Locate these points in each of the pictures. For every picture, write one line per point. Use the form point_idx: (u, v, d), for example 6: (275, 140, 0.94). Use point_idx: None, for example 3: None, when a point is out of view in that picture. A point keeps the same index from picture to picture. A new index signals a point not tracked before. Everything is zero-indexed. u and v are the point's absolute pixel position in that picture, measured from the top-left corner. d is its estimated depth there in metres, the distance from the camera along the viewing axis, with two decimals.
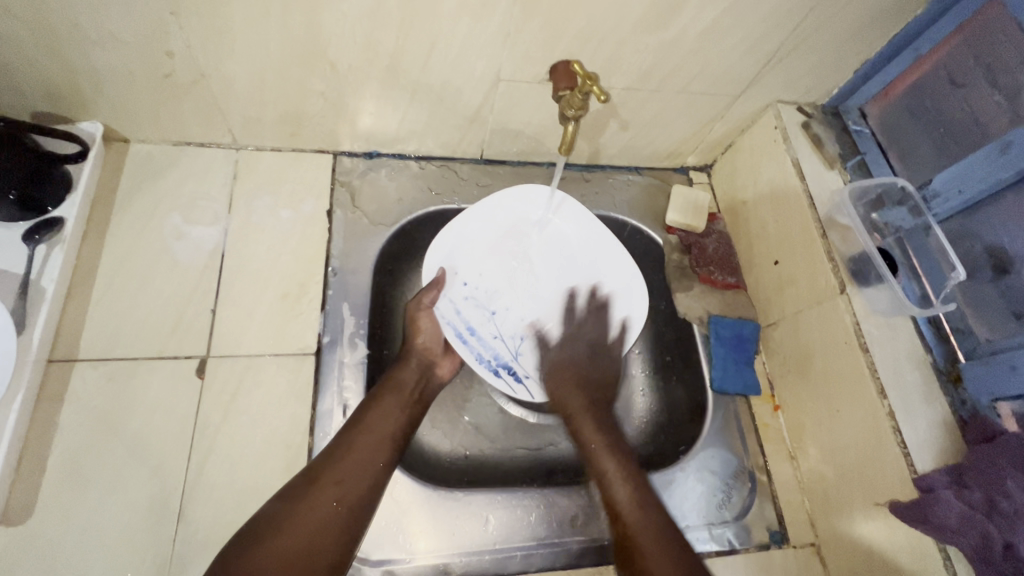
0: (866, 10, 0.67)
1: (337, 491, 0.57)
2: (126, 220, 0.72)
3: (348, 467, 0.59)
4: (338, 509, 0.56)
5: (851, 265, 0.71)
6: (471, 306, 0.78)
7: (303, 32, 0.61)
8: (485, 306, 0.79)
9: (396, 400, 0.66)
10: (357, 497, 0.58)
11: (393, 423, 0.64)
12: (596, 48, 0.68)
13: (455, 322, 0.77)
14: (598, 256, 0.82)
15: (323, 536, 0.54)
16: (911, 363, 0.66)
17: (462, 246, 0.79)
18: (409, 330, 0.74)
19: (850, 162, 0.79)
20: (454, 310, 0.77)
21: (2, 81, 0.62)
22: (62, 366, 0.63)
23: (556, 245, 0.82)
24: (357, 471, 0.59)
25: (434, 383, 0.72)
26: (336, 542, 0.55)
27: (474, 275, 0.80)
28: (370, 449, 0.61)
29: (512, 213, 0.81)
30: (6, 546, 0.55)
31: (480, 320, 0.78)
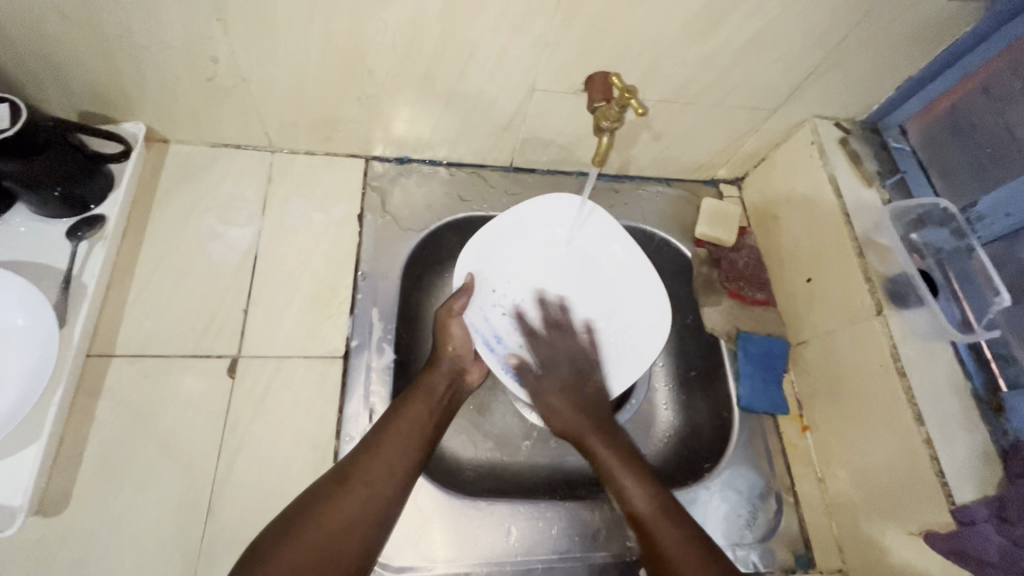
0: (912, 27, 0.65)
1: (367, 491, 0.58)
2: (164, 219, 0.74)
3: (377, 469, 0.59)
4: (366, 510, 0.57)
5: (890, 286, 0.69)
6: (498, 315, 0.78)
7: (344, 40, 0.62)
8: (512, 316, 0.79)
9: (423, 405, 0.66)
10: (384, 499, 0.58)
11: (420, 428, 0.64)
12: (633, 60, 0.67)
13: (483, 331, 0.77)
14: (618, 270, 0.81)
15: (350, 537, 0.55)
16: (951, 389, 0.64)
17: (491, 255, 0.79)
18: (439, 336, 0.74)
19: (889, 179, 0.77)
20: (482, 318, 0.77)
21: (53, 81, 0.64)
22: (99, 361, 0.64)
23: (585, 257, 0.82)
24: (386, 473, 0.59)
25: (460, 390, 0.72)
26: (361, 543, 0.55)
27: (503, 284, 0.80)
28: (399, 452, 0.61)
29: (542, 224, 0.81)
30: (43, 536, 0.56)
31: (508, 329, 0.78)
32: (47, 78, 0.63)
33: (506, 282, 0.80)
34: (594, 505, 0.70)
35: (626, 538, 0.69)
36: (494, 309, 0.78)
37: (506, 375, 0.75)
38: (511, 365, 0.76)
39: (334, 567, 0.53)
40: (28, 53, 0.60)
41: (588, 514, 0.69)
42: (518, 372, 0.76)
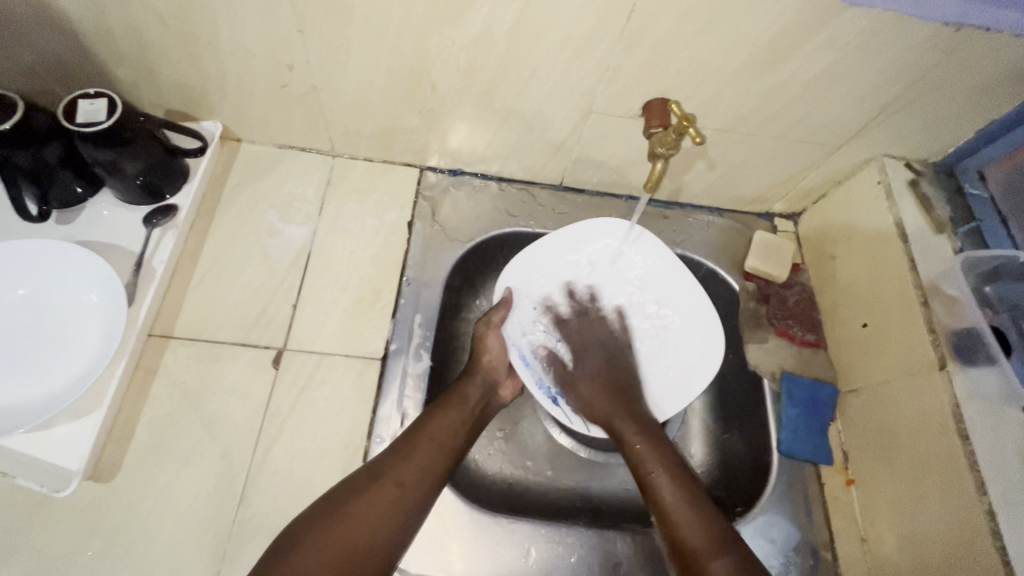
0: (999, 71, 0.62)
1: (398, 491, 0.58)
2: (229, 213, 0.78)
3: (410, 470, 0.60)
4: (396, 509, 0.57)
5: (955, 340, 0.64)
6: (538, 329, 0.78)
7: (412, 56, 0.64)
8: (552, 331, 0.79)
9: (457, 413, 0.67)
10: (414, 502, 0.58)
11: (454, 435, 0.65)
12: (694, 89, 0.67)
13: (520, 345, 0.77)
14: (666, 295, 0.80)
15: (378, 533, 0.55)
16: (1021, 459, 0.58)
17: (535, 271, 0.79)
18: (476, 347, 0.74)
19: (962, 228, 0.72)
20: (520, 333, 0.78)
21: (148, 81, 0.70)
22: (159, 341, 0.69)
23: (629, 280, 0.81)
24: (418, 475, 0.60)
25: (493, 403, 0.72)
26: (386, 544, 0.55)
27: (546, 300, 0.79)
28: (432, 456, 0.62)
29: (584, 243, 0.80)
30: (92, 501, 0.60)
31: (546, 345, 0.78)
32: (142, 77, 0.69)
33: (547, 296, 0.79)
34: (618, 534, 0.68)
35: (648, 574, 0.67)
36: (532, 323, 0.78)
37: (539, 391, 0.75)
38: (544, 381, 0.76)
39: (358, 564, 0.53)
40: (128, 53, 0.65)
41: (611, 544, 0.68)
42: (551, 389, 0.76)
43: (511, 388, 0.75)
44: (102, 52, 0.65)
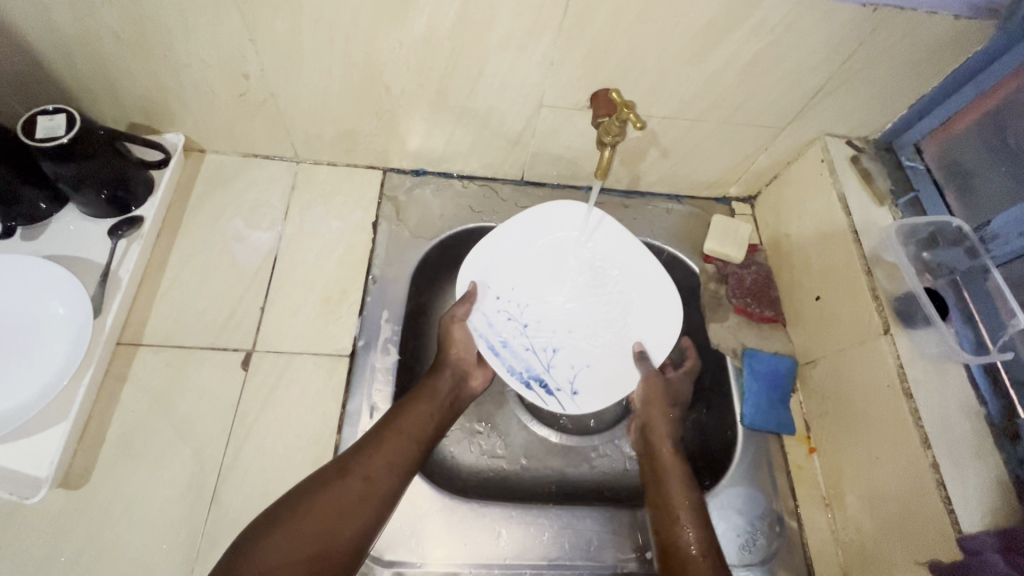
0: (922, 47, 0.65)
1: (364, 485, 0.59)
2: (195, 221, 0.80)
3: (375, 462, 0.61)
4: (360, 503, 0.58)
5: (897, 305, 0.67)
6: (503, 319, 0.79)
7: (363, 59, 0.66)
8: (517, 319, 0.80)
9: (427, 406, 0.68)
10: (378, 496, 0.60)
11: (422, 427, 0.66)
12: (636, 79, 0.70)
13: (487, 335, 0.78)
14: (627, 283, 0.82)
15: (342, 526, 0.57)
16: (963, 414, 0.61)
17: (494, 268, 0.81)
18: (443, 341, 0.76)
19: (903, 198, 0.76)
20: (486, 324, 0.78)
21: (109, 97, 0.71)
22: (128, 348, 0.70)
23: (596, 258, 0.83)
24: (383, 467, 0.61)
25: (464, 394, 0.74)
26: (353, 532, 0.57)
27: (508, 289, 0.81)
28: (399, 449, 0.63)
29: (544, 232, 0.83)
30: (64, 507, 0.61)
31: (513, 332, 0.79)
32: (102, 93, 0.71)
33: (510, 289, 0.81)
34: (587, 513, 0.70)
35: (618, 551, 0.68)
36: (498, 314, 0.79)
37: (512, 378, 0.75)
38: (516, 367, 0.77)
39: (324, 555, 0.55)
40: (86, 70, 0.67)
41: (581, 523, 0.69)
42: (523, 375, 0.76)
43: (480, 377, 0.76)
44: (60, 70, 0.67)
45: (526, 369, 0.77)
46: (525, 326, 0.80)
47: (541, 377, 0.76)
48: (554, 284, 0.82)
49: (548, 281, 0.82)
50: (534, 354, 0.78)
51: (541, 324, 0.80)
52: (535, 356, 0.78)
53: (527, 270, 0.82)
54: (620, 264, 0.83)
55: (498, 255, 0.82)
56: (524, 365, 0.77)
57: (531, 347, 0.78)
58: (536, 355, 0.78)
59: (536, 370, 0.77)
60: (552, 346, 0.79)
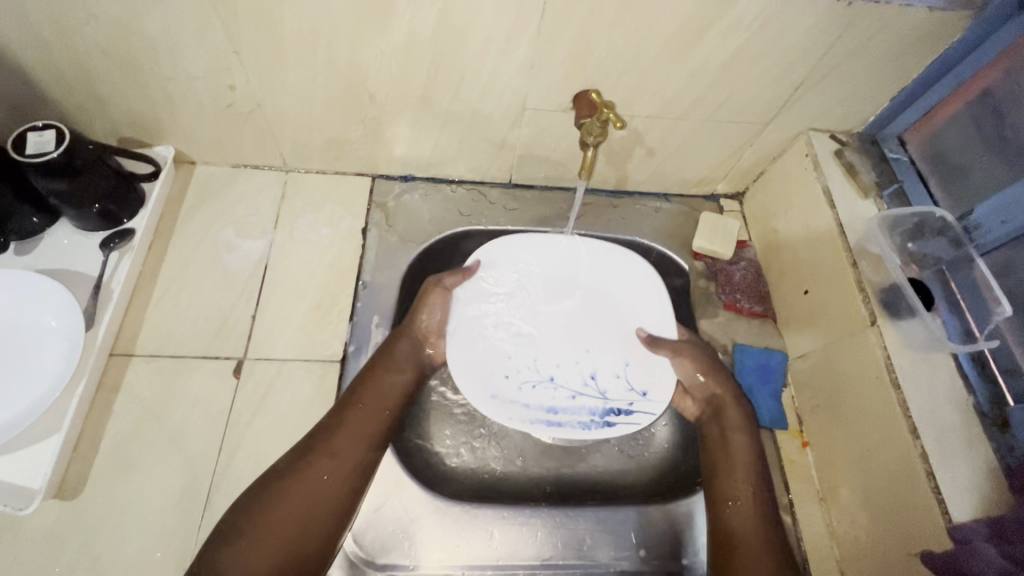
0: (900, 40, 0.66)
1: (330, 470, 0.61)
2: (186, 232, 0.80)
3: (341, 458, 0.62)
4: (331, 486, 0.61)
5: (883, 296, 0.68)
6: (529, 385, 0.73)
7: (346, 67, 0.67)
8: (541, 380, 0.74)
9: (387, 383, 0.69)
10: (346, 477, 0.62)
11: (385, 406, 0.67)
12: (617, 79, 0.70)
13: (532, 408, 0.72)
14: (597, 282, 0.80)
15: (317, 512, 0.59)
16: (951, 403, 0.61)
17: (472, 349, 0.74)
18: (417, 306, 0.74)
19: (888, 190, 0.76)
20: (523, 404, 0.72)
21: (98, 111, 0.72)
22: (121, 359, 0.70)
23: (554, 285, 0.79)
24: (348, 449, 0.63)
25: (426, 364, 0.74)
26: (330, 513, 0.60)
27: (508, 365, 0.74)
28: (361, 431, 0.64)
29: (491, 293, 0.77)
30: (58, 518, 0.61)
31: (549, 395, 0.73)
32: (92, 108, 0.72)
33: (506, 359, 0.74)
34: (580, 513, 0.70)
35: (612, 549, 0.68)
36: (520, 388, 0.73)
37: (590, 432, 0.71)
38: (583, 418, 0.72)
39: (304, 539, 0.57)
40: (75, 85, 0.68)
41: (574, 523, 0.69)
42: (596, 421, 0.72)
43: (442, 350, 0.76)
44: (49, 87, 0.68)
45: (590, 411, 0.72)
46: (550, 375, 0.74)
47: (606, 407, 0.72)
48: (542, 327, 0.77)
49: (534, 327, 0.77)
50: (585, 395, 0.73)
51: (562, 364, 0.75)
52: (586, 396, 0.73)
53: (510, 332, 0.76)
54: (570, 267, 0.80)
55: (478, 336, 0.74)
56: (586, 412, 0.72)
57: (575, 392, 0.73)
58: (588, 394, 0.73)
59: (597, 406, 0.72)
60: (588, 374, 0.74)
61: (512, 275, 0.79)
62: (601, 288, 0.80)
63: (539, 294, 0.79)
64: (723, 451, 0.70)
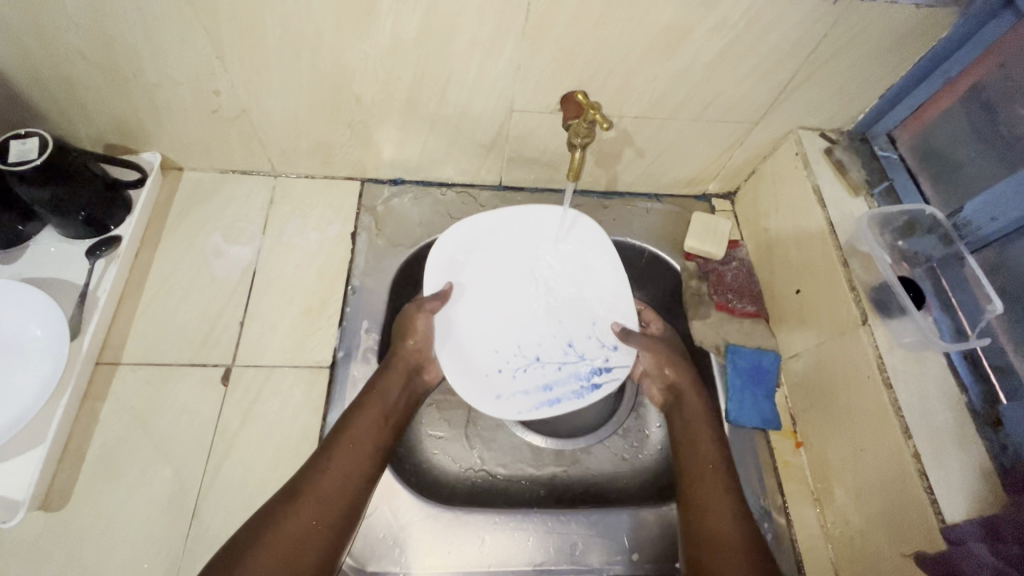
0: (887, 37, 0.65)
1: (319, 504, 0.59)
2: (174, 239, 0.80)
3: (329, 478, 0.61)
4: (320, 522, 0.58)
5: (873, 295, 0.67)
6: (519, 369, 0.76)
7: (331, 71, 0.67)
8: (526, 363, 0.77)
9: (376, 409, 0.67)
10: (336, 508, 0.60)
11: (376, 434, 0.66)
12: (604, 80, 0.70)
13: (529, 390, 0.75)
14: (540, 252, 0.82)
15: (316, 529, 0.58)
16: (943, 402, 0.61)
17: (463, 361, 0.76)
18: (404, 329, 0.73)
19: (877, 188, 0.76)
20: (519, 389, 0.75)
21: (82, 118, 0.72)
22: (107, 368, 0.70)
23: (504, 265, 0.80)
24: (338, 480, 0.61)
25: (417, 390, 0.73)
26: (322, 545, 0.58)
27: (497, 358, 0.77)
28: (350, 461, 0.63)
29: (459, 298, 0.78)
30: (43, 530, 0.60)
31: (539, 374, 0.77)
32: (76, 115, 0.71)
33: (493, 356, 0.77)
34: (572, 517, 0.69)
35: (604, 554, 0.67)
36: (515, 377, 0.76)
37: (588, 395, 0.76)
38: (573, 386, 0.76)
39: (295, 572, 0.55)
40: (59, 92, 0.67)
41: (566, 528, 0.68)
42: (585, 386, 0.76)
43: (435, 373, 0.76)
44: (33, 94, 0.67)
45: (576, 377, 0.77)
46: (535, 356, 0.77)
47: (590, 368, 0.77)
48: (508, 311, 0.79)
49: (501, 315, 0.79)
50: (568, 365, 0.77)
51: (542, 342, 0.78)
52: (570, 363, 0.77)
53: (485, 325, 0.78)
54: (511, 242, 0.81)
55: (463, 339, 0.77)
56: (575, 378, 0.76)
57: (559, 364, 0.77)
58: (570, 361, 0.77)
59: (581, 371, 0.77)
60: (566, 343, 0.78)
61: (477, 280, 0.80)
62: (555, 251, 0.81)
63: (496, 279, 0.80)
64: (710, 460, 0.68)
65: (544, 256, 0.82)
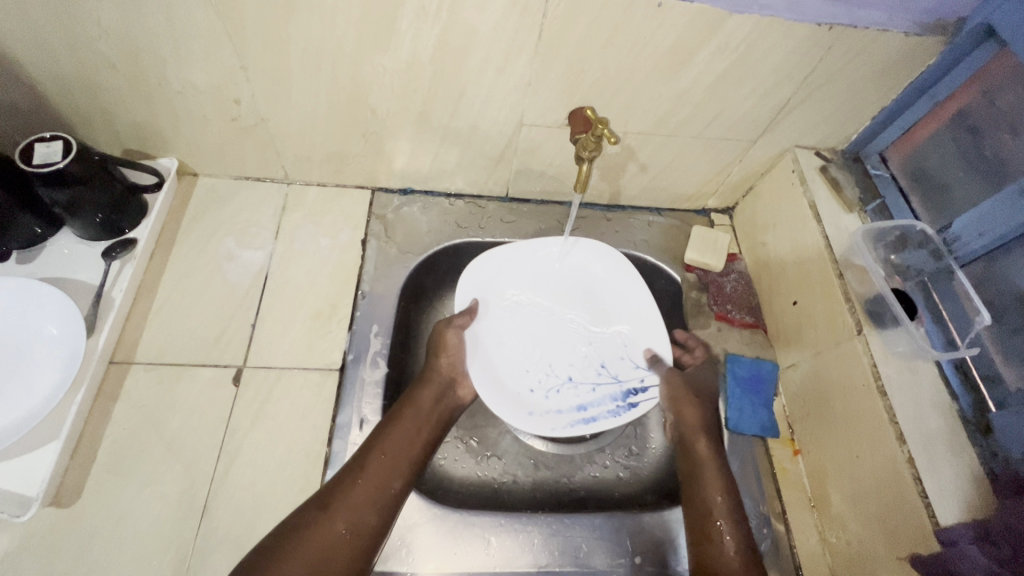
0: (880, 62, 0.69)
1: (351, 515, 0.60)
2: (188, 242, 0.82)
3: (359, 490, 0.62)
4: (349, 533, 0.59)
5: (868, 306, 0.70)
6: (557, 388, 0.80)
7: (349, 83, 0.70)
8: (557, 382, 0.81)
9: (411, 421, 0.69)
10: (369, 518, 0.61)
11: (410, 447, 0.67)
12: (610, 97, 0.73)
13: (569, 413, 0.78)
14: (565, 284, 0.86)
15: (343, 541, 0.58)
16: (935, 410, 0.63)
17: (497, 379, 0.79)
18: (435, 346, 0.77)
19: (870, 205, 0.80)
20: (557, 411, 0.78)
21: (104, 123, 0.74)
22: (120, 367, 0.71)
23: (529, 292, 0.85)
24: (374, 485, 0.63)
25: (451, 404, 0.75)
26: (355, 546, 0.59)
27: (528, 377, 0.81)
28: (385, 473, 0.64)
29: (493, 316, 0.83)
30: (52, 526, 0.61)
31: (574, 396, 0.80)
32: (98, 120, 0.73)
33: (525, 377, 0.81)
34: (576, 522, 0.70)
35: (607, 557, 0.68)
36: (549, 397, 0.79)
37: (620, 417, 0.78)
38: (608, 407, 0.79)
39: None
40: (83, 97, 0.70)
41: (571, 531, 0.69)
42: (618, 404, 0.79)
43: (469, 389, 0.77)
44: (58, 99, 0.70)
45: (612, 398, 0.79)
46: (569, 376, 0.81)
47: (623, 389, 0.79)
48: (540, 335, 0.84)
49: (534, 339, 0.83)
50: (601, 390, 0.80)
51: (574, 363, 0.82)
52: (604, 384, 0.80)
53: (519, 342, 0.83)
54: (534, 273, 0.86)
55: (499, 358, 0.81)
56: (608, 398, 0.79)
57: (595, 386, 0.80)
58: (604, 382, 0.80)
59: (616, 392, 0.80)
60: (599, 364, 0.82)
61: (509, 302, 0.84)
62: (580, 279, 0.87)
63: (526, 305, 0.85)
64: (687, 484, 0.71)
65: (567, 284, 0.86)
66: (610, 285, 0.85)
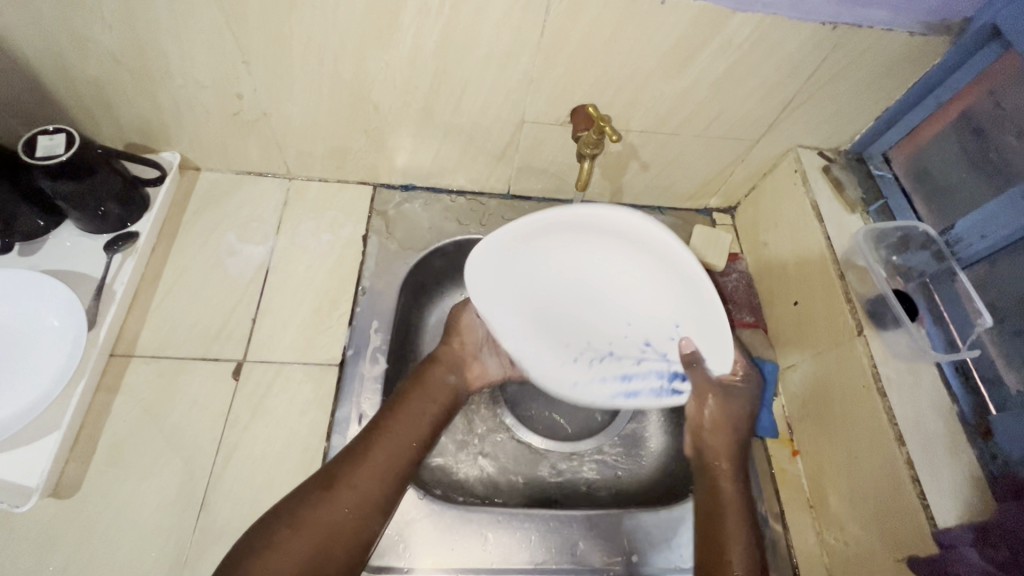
0: (884, 62, 0.69)
1: (353, 496, 0.61)
2: (189, 236, 0.82)
3: (363, 473, 0.62)
4: (352, 514, 0.60)
5: (868, 306, 0.70)
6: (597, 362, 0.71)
7: (352, 79, 0.70)
8: (596, 358, 0.71)
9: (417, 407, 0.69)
10: (370, 501, 0.61)
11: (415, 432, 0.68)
12: (613, 95, 0.73)
13: (612, 387, 0.70)
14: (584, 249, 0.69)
15: (343, 524, 0.59)
16: (935, 412, 0.63)
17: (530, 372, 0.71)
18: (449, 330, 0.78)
19: (873, 206, 0.79)
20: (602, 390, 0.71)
21: (108, 116, 0.74)
22: (120, 359, 0.71)
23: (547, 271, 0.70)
24: (373, 478, 0.62)
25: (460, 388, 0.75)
26: (348, 544, 0.59)
27: (563, 360, 0.71)
28: (390, 456, 0.64)
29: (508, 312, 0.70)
30: (52, 517, 0.61)
31: (618, 371, 0.70)
32: (102, 113, 0.73)
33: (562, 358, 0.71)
34: (574, 519, 0.70)
35: (604, 555, 0.69)
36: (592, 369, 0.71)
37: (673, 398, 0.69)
38: (657, 386, 0.69)
39: (323, 558, 0.57)
40: (87, 91, 0.70)
41: (568, 528, 0.69)
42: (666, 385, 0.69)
43: (460, 379, 0.75)
44: (61, 92, 0.70)
45: (658, 373, 0.70)
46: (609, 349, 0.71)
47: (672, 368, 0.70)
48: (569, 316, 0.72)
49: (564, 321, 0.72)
50: (647, 364, 0.70)
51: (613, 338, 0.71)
52: (648, 360, 0.70)
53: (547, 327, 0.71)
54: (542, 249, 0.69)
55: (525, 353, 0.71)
56: (654, 377, 0.70)
57: (639, 360, 0.70)
58: (649, 357, 0.70)
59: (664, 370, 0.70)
60: (643, 341, 0.71)
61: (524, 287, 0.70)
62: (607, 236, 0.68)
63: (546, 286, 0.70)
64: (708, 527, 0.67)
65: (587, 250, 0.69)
66: (645, 249, 0.67)
